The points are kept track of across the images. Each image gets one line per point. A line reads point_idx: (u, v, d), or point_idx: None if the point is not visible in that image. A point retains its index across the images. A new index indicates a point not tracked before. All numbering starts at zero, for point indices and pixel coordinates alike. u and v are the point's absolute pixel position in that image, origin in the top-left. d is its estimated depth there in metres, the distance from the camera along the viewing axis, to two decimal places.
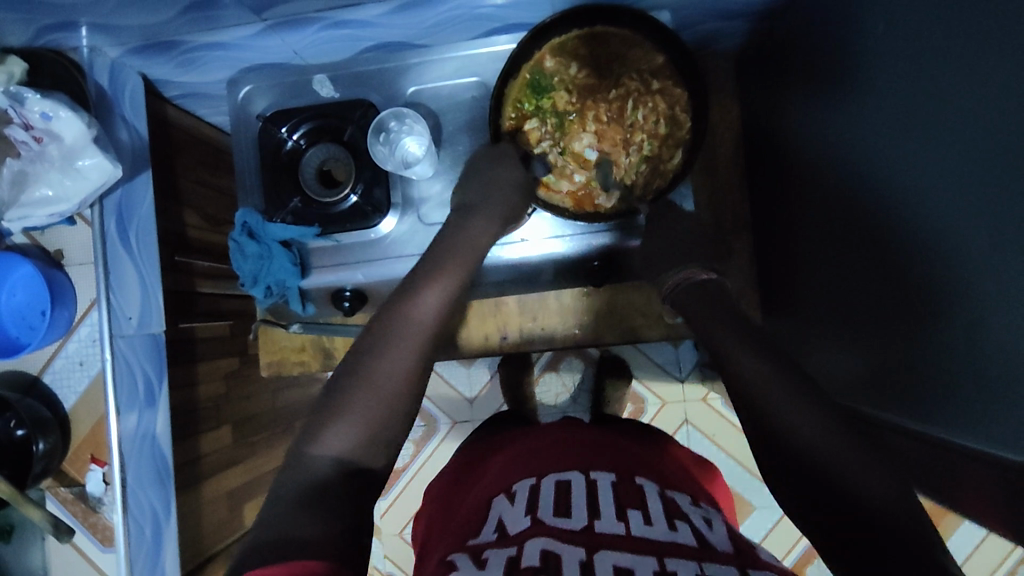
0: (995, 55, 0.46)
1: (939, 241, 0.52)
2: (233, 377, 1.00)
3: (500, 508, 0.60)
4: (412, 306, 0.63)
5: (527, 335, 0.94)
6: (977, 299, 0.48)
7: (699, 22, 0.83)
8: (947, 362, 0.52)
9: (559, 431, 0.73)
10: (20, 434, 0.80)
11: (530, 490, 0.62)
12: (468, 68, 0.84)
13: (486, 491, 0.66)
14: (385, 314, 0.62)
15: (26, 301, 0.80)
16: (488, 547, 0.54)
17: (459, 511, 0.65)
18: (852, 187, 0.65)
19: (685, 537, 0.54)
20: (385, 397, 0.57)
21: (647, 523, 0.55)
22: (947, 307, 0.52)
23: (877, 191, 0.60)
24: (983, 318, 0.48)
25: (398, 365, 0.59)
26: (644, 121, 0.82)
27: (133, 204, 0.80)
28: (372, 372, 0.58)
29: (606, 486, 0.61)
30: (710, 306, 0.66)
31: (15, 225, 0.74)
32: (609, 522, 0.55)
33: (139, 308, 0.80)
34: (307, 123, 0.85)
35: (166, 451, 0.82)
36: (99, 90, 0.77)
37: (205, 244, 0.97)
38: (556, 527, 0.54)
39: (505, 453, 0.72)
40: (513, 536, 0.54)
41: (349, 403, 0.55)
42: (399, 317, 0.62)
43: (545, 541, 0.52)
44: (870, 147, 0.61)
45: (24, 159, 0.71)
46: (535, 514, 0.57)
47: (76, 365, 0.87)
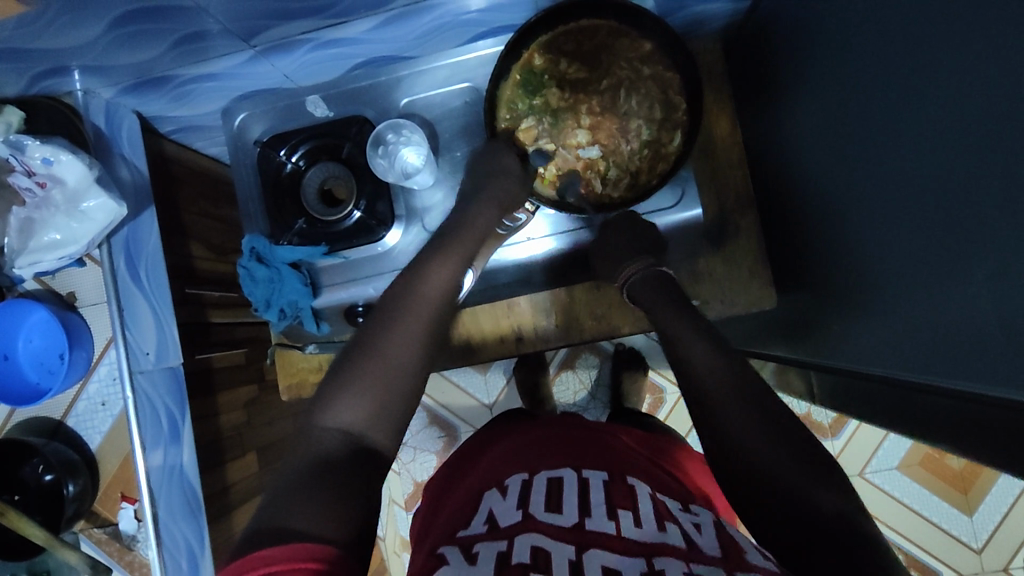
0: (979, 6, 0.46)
1: (948, 197, 0.52)
2: (254, 404, 1.00)
3: (491, 500, 0.60)
4: (417, 294, 0.64)
5: (542, 332, 0.94)
6: (992, 253, 0.48)
7: (684, 7, 0.84)
8: (970, 316, 0.52)
9: (559, 430, 0.72)
10: (49, 479, 0.81)
11: (522, 484, 0.61)
12: (459, 74, 0.84)
13: (476, 486, 0.65)
14: (393, 303, 0.63)
15: (43, 347, 0.81)
16: (479, 541, 0.53)
17: (447, 509, 0.65)
18: (854, 153, 0.65)
19: (675, 539, 0.52)
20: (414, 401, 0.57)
21: (636, 525, 0.54)
22: (963, 263, 0.51)
23: (880, 154, 0.60)
24: (1001, 272, 0.48)
25: (407, 343, 0.60)
26: (638, 107, 0.82)
27: (140, 240, 0.80)
28: (381, 352, 0.58)
29: (598, 485, 0.60)
30: (663, 296, 0.75)
31: (26, 272, 0.74)
32: (600, 520, 0.54)
33: (155, 342, 0.80)
34: (305, 143, 0.86)
35: (193, 480, 0.81)
36: (97, 130, 0.78)
37: (214, 274, 0.97)
38: (546, 523, 0.54)
39: (502, 447, 0.71)
40: (501, 529, 0.54)
41: (375, 410, 0.56)
42: (416, 301, 0.64)
43: (535, 538, 0.52)
44: (867, 111, 0.61)
45: (29, 206, 0.72)
46: (526, 508, 0.56)
47: (99, 405, 0.87)
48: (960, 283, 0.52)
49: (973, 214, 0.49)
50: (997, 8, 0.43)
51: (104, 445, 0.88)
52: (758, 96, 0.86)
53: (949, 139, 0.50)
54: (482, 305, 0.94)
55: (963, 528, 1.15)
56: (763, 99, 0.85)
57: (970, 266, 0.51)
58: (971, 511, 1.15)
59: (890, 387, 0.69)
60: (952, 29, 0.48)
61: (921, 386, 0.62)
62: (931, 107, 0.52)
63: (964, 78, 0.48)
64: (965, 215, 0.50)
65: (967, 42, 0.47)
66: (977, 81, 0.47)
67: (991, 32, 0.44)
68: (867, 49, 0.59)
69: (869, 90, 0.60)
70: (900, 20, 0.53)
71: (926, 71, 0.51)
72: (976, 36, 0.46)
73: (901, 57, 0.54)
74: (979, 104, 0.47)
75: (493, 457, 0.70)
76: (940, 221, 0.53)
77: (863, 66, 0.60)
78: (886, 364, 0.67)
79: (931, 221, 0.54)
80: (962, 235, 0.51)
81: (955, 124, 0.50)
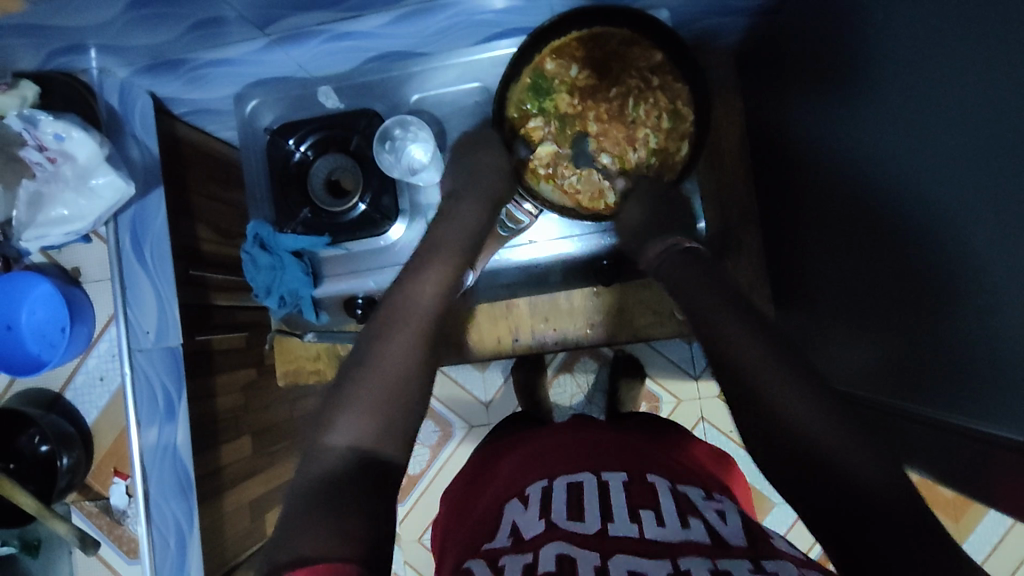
0: (979, 41, 0.46)
1: (948, 226, 0.51)
2: (252, 388, 1.01)
3: (512, 512, 0.60)
4: (416, 294, 0.65)
5: (539, 336, 0.95)
6: (988, 284, 0.48)
7: (697, 19, 0.84)
8: (962, 347, 0.52)
9: (569, 433, 0.72)
10: (45, 450, 0.83)
11: (542, 492, 0.62)
12: (471, 73, 0.85)
13: (500, 493, 0.66)
14: (391, 312, 0.63)
15: (46, 318, 0.82)
16: (505, 554, 0.54)
17: (472, 516, 0.66)
18: (858, 177, 0.65)
19: (699, 535, 0.54)
20: (407, 395, 0.58)
21: (659, 523, 0.55)
22: (959, 293, 0.51)
23: (884, 179, 0.60)
24: (997, 305, 0.47)
25: (401, 350, 0.60)
26: (646, 116, 0.82)
27: (147, 218, 0.81)
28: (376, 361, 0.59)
29: (619, 487, 0.61)
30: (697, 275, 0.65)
31: (33, 244, 0.75)
32: (623, 524, 0.55)
33: (156, 321, 0.81)
34: (313, 134, 0.86)
35: (188, 465, 0.83)
36: (110, 109, 0.78)
37: (219, 258, 0.98)
38: (568, 532, 0.55)
39: (518, 454, 0.72)
40: (526, 542, 0.55)
41: (362, 399, 0.56)
42: (411, 298, 0.65)
43: (560, 547, 0.52)
44: (875, 134, 0.61)
45: (39, 180, 0.73)
46: (548, 518, 0.57)
47: (97, 380, 0.88)
48: (956, 312, 0.52)
49: (969, 244, 0.49)
50: (1006, 38, 0.43)
51: (100, 419, 0.89)
52: (768, 113, 0.86)
53: (953, 167, 0.50)
54: (483, 304, 0.95)
55: None
56: (772, 113, 0.85)
57: (966, 296, 0.51)
58: (961, 539, 1.15)
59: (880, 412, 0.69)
60: (960, 57, 0.48)
61: (913, 414, 0.62)
62: (939, 135, 0.52)
63: (971, 107, 0.48)
64: (966, 241, 0.50)
65: (977, 70, 0.47)
66: (983, 111, 0.47)
67: (1000, 62, 0.44)
68: (874, 72, 0.59)
69: (876, 112, 0.60)
70: (911, 45, 0.53)
71: (935, 98, 0.52)
72: (987, 65, 0.46)
73: (910, 83, 0.54)
74: (985, 133, 0.47)
75: (509, 464, 0.71)
76: (941, 249, 0.53)
77: (870, 88, 0.60)
78: (881, 389, 0.67)
79: (933, 248, 0.54)
80: (959, 264, 0.51)
81: (960, 153, 0.49)
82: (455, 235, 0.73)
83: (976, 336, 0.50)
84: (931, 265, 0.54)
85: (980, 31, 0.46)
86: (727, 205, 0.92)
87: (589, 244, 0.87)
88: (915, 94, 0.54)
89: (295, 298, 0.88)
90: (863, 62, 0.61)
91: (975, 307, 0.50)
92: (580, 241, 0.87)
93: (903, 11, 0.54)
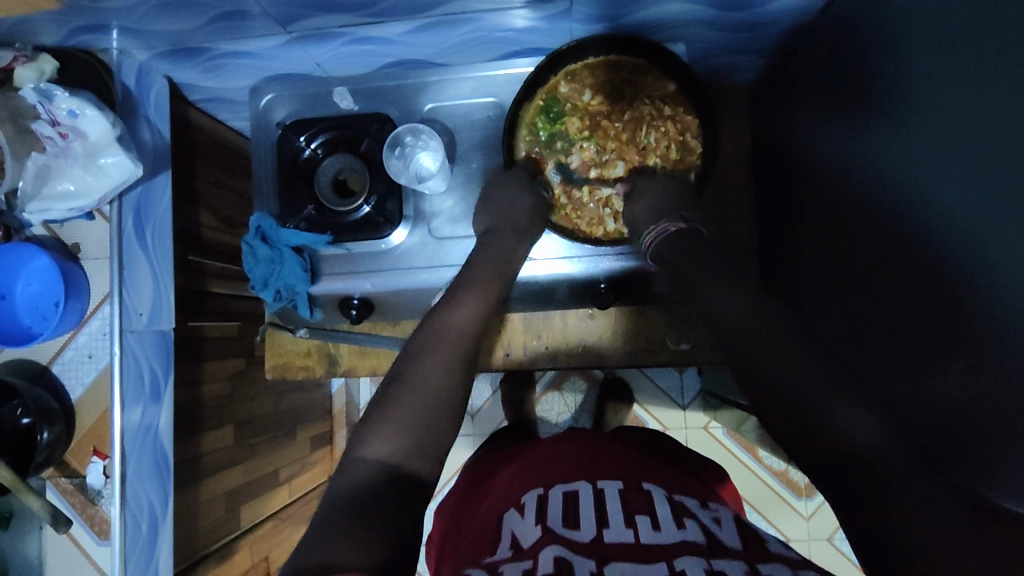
0: (991, 105, 0.46)
1: (939, 284, 0.52)
2: (239, 378, 1.01)
3: (510, 521, 0.60)
4: (450, 316, 0.69)
5: (531, 353, 0.97)
6: (989, 345, 0.48)
7: (713, 56, 0.86)
8: (949, 405, 0.52)
9: (567, 444, 0.71)
10: (26, 423, 0.82)
11: (539, 500, 0.61)
12: (485, 87, 0.86)
13: (500, 502, 0.65)
14: (428, 338, 0.67)
15: (41, 291, 0.83)
16: (503, 561, 0.53)
17: (471, 527, 0.65)
18: (851, 226, 0.66)
19: (694, 535, 0.54)
20: (426, 421, 0.60)
21: (656, 528, 0.55)
22: (953, 351, 0.52)
23: (876, 230, 0.61)
24: (993, 366, 0.47)
25: (437, 373, 0.63)
26: (656, 145, 0.83)
27: (151, 201, 0.82)
28: (413, 379, 0.62)
29: (614, 494, 0.61)
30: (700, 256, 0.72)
31: (36, 218, 0.75)
32: (618, 530, 0.55)
33: (150, 304, 0.82)
34: (326, 132, 0.87)
35: (165, 447, 0.83)
36: (126, 91, 0.78)
37: (218, 245, 0.98)
38: (566, 537, 0.55)
39: (515, 466, 0.72)
40: (525, 549, 0.54)
41: (405, 435, 0.58)
42: (439, 328, 0.68)
43: (558, 549, 0.52)
44: (872, 186, 0.62)
45: (48, 154, 0.74)
46: (545, 523, 0.57)
47: (85, 357, 0.88)
48: (947, 367, 0.52)
49: (973, 304, 0.49)
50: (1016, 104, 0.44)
51: (84, 397, 0.89)
52: (773, 153, 0.87)
53: (951, 226, 0.51)
54: None
55: None
56: (777, 157, 0.86)
57: (955, 353, 0.51)
58: None
59: None
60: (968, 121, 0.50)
61: None
62: (943, 194, 0.52)
63: (973, 170, 0.48)
64: (960, 301, 0.50)
65: (984, 135, 0.47)
66: (983, 175, 0.47)
67: (1000, 133, 0.46)
68: (883, 125, 0.60)
69: (879, 162, 0.61)
70: (914, 104, 0.55)
71: (935, 159, 0.53)
72: (991, 132, 0.47)
73: (918, 140, 0.55)
74: (983, 197, 0.47)
75: (508, 474, 0.70)
76: (934, 306, 0.53)
77: (877, 138, 0.61)
78: None
79: (925, 302, 0.54)
80: (949, 324, 0.52)
81: (956, 213, 0.50)
82: (490, 266, 0.77)
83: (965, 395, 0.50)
84: (919, 319, 0.55)
85: (987, 96, 0.47)
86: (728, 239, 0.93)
87: (591, 266, 0.85)
88: (923, 152, 0.54)
89: (291, 293, 0.88)
90: (872, 113, 0.62)
91: (966, 365, 0.50)
92: (582, 262, 0.86)
93: (905, 69, 0.56)
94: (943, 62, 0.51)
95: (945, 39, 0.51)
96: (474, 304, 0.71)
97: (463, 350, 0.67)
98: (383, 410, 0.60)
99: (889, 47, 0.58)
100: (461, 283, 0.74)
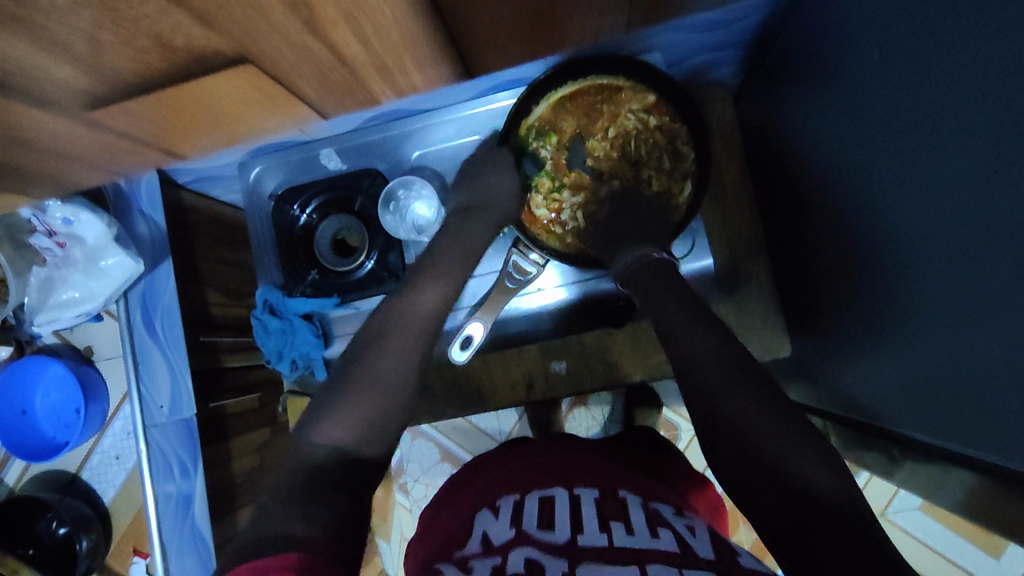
0: (954, 86, 0.46)
1: (938, 265, 0.51)
2: (266, 448, 1.00)
3: (483, 521, 0.60)
4: (413, 300, 0.72)
5: (553, 380, 0.96)
6: (998, 324, 0.46)
7: (690, 57, 0.85)
8: (973, 383, 0.51)
9: (596, 455, 0.70)
10: (63, 533, 0.85)
11: (514, 506, 0.61)
12: (470, 127, 0.86)
13: (470, 506, 0.65)
14: (385, 324, 0.69)
15: (61, 400, 0.83)
16: (473, 558, 0.53)
17: (438, 532, 0.64)
18: (850, 214, 0.64)
19: (667, 544, 0.52)
20: (380, 410, 0.63)
21: (629, 534, 0.53)
22: (967, 335, 0.50)
23: (876, 216, 0.59)
24: (1007, 341, 0.46)
25: (395, 361, 0.67)
26: (648, 157, 0.84)
27: (156, 294, 0.82)
28: (368, 365, 0.66)
29: (589, 501, 0.60)
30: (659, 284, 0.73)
31: (45, 328, 0.78)
32: (592, 535, 0.53)
33: (169, 395, 0.82)
34: (318, 197, 0.87)
35: (205, 533, 0.81)
36: (116, 188, 0.79)
37: (228, 320, 0.96)
38: (538, 540, 0.53)
39: (518, 462, 0.70)
40: (495, 547, 0.54)
41: (370, 423, 0.62)
42: (400, 311, 0.71)
43: (529, 552, 0.51)
44: (861, 168, 0.61)
45: (49, 265, 0.76)
46: (519, 526, 0.56)
47: (113, 459, 0.91)
48: (966, 346, 0.51)
49: (978, 288, 0.47)
50: (982, 81, 0.43)
51: (118, 498, 0.91)
52: (768, 144, 0.86)
53: (941, 202, 0.50)
54: (493, 353, 0.97)
55: (986, 568, 1.13)
56: (772, 146, 0.85)
57: (966, 330, 0.50)
58: (998, 554, 1.13)
59: (898, 444, 0.68)
60: (930, 97, 0.48)
61: (937, 447, 0.60)
62: (928, 173, 0.51)
63: (954, 148, 0.47)
64: (961, 279, 0.49)
65: (952, 111, 0.46)
66: (965, 153, 0.46)
67: (970, 108, 0.45)
68: (863, 107, 0.59)
69: (866, 145, 0.60)
70: (887, 86, 0.54)
71: (915, 135, 0.51)
72: (960, 107, 0.46)
73: (897, 117, 0.54)
74: (971, 173, 0.46)
75: (502, 470, 0.69)
76: (937, 287, 0.52)
77: (861, 120, 0.60)
78: (898, 420, 0.65)
79: (927, 278, 0.53)
80: (960, 308, 0.50)
81: (946, 191, 0.49)
82: (459, 256, 0.78)
83: (986, 373, 0.49)
84: (932, 304, 0.53)
85: (948, 77, 0.46)
86: (734, 236, 0.91)
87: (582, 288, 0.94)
88: (902, 132, 0.53)
89: (306, 360, 0.89)
90: (853, 97, 0.61)
91: (981, 342, 0.49)
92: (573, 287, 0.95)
93: (879, 52, 0.54)
94: (904, 44, 0.51)
95: (905, 21, 0.50)
96: (436, 286, 0.74)
97: (421, 335, 0.70)
98: (340, 392, 0.63)
99: (858, 31, 0.57)
100: (425, 266, 0.76)
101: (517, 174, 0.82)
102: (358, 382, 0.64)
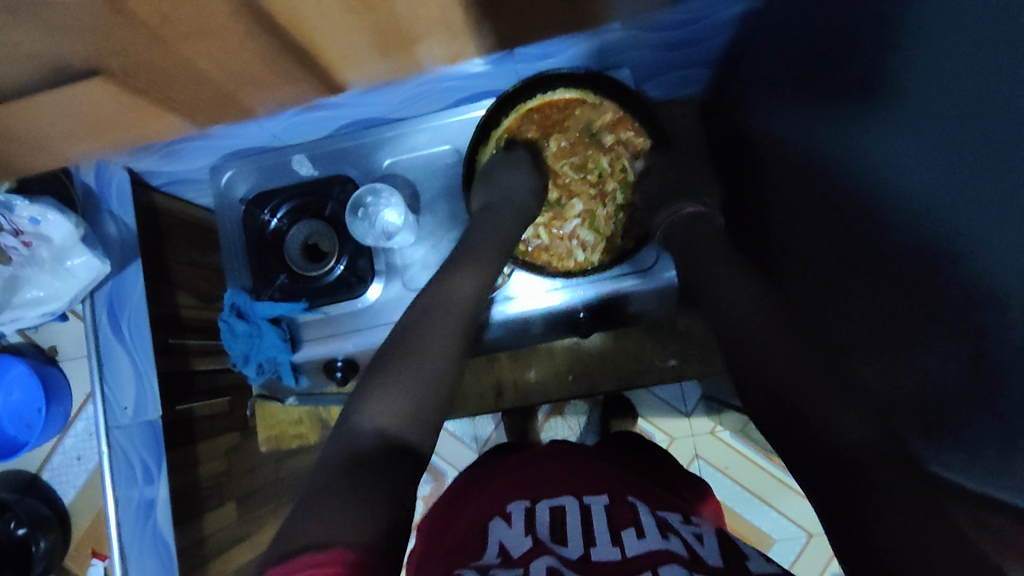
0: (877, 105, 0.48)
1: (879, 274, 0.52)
2: (235, 453, 0.99)
3: (497, 528, 0.59)
4: (454, 287, 0.67)
5: (523, 388, 0.99)
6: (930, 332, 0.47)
7: (655, 75, 0.87)
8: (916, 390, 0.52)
9: (558, 460, 0.71)
10: (21, 534, 0.85)
11: (526, 514, 0.61)
12: (441, 136, 0.86)
13: (481, 511, 0.65)
14: (433, 308, 0.64)
15: (23, 400, 0.83)
16: (493, 568, 0.53)
17: (447, 533, 0.64)
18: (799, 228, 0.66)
19: (677, 547, 0.54)
20: (425, 396, 0.57)
21: (639, 538, 0.55)
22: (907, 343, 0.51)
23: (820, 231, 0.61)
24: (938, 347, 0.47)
25: (440, 342, 0.62)
26: (611, 169, 0.86)
27: (123, 295, 0.83)
28: (417, 344, 0.61)
29: (600, 511, 0.61)
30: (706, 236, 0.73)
31: (8, 327, 0.77)
32: (604, 549, 0.55)
33: (134, 397, 0.82)
34: (289, 202, 0.88)
35: (166, 537, 0.80)
36: (85, 188, 0.80)
37: (199, 323, 0.96)
38: (557, 553, 0.53)
39: (521, 470, 0.70)
40: (515, 558, 0.53)
41: (418, 407, 0.56)
42: (437, 297, 0.66)
43: (551, 563, 0.51)
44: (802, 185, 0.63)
45: (14, 264, 0.75)
46: (536, 536, 0.56)
47: (74, 459, 0.90)
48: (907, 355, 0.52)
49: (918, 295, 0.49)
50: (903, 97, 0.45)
51: (78, 500, 0.90)
52: (733, 159, 0.88)
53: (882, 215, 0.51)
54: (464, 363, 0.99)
55: None
56: (735, 161, 0.87)
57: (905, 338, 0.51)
58: None
59: None
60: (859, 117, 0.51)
61: None
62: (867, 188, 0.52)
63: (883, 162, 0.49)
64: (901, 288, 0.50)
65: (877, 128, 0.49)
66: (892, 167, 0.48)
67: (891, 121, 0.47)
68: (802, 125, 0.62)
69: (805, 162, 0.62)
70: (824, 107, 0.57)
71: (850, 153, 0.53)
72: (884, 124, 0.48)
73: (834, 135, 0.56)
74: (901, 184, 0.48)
75: (507, 478, 0.69)
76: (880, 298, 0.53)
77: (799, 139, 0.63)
78: None
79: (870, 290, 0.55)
80: (897, 313, 0.51)
81: (881, 204, 0.51)
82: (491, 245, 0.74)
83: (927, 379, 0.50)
84: (869, 317, 0.55)
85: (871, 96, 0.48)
86: None
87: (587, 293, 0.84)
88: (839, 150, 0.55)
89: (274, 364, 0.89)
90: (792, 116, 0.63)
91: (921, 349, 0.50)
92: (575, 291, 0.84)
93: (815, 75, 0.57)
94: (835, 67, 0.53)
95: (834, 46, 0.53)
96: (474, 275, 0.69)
97: (464, 320, 0.65)
98: (383, 371, 0.58)
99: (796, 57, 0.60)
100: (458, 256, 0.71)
101: (516, 176, 0.81)
102: (397, 370, 0.58)
